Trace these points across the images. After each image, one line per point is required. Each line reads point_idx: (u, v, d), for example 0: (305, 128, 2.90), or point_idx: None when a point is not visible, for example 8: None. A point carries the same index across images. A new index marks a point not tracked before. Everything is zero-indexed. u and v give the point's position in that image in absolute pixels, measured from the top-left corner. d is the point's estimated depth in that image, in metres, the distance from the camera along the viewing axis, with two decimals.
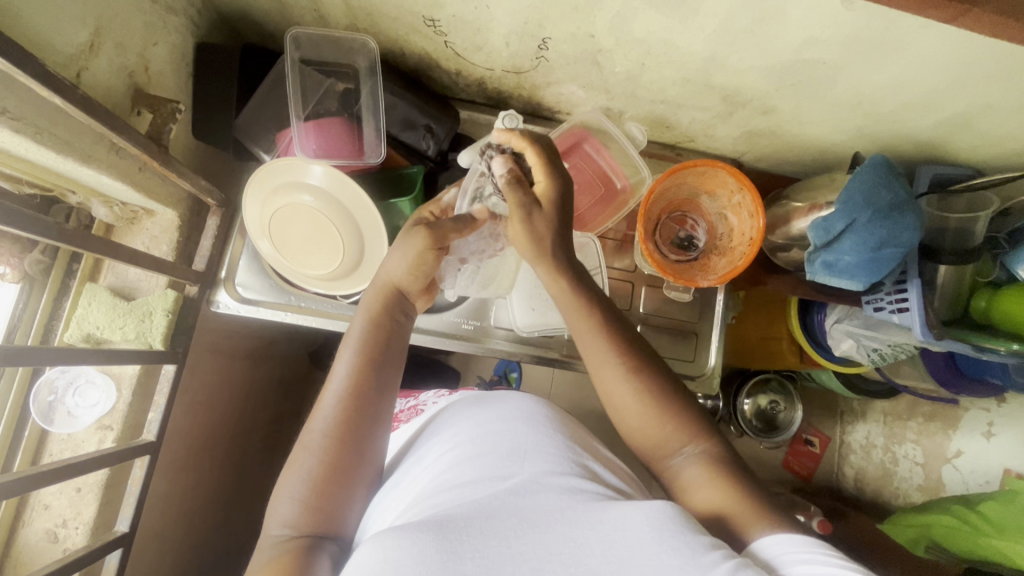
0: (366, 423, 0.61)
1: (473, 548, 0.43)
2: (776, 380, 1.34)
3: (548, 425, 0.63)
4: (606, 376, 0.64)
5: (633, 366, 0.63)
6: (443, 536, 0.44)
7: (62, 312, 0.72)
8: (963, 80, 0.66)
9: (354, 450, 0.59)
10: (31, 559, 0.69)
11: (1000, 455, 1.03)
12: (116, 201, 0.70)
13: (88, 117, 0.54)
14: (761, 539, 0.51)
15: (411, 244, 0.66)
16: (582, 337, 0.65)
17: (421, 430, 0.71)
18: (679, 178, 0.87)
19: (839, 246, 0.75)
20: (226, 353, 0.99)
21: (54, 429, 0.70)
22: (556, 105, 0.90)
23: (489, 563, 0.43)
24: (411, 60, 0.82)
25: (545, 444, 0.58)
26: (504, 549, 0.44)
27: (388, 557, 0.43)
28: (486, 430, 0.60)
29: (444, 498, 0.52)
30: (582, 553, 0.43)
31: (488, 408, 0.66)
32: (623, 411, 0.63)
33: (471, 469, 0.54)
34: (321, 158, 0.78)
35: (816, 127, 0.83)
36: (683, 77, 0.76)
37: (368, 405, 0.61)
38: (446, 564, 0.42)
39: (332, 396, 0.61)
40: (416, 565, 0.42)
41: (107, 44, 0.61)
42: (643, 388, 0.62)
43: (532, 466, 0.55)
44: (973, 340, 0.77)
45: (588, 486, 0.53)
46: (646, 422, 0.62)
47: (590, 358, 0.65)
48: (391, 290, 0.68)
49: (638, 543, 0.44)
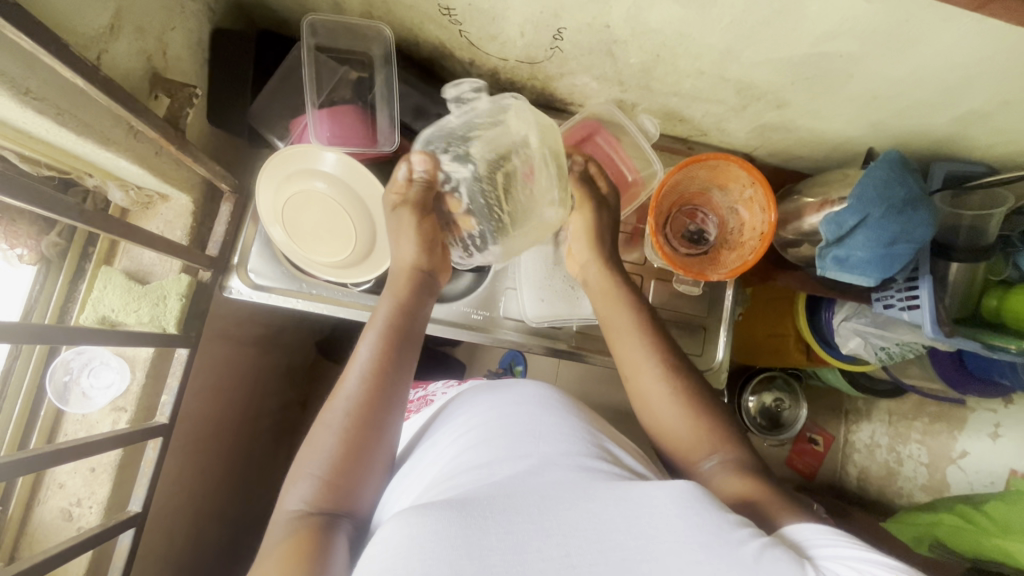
0: (387, 405, 0.62)
1: (497, 526, 0.44)
2: (782, 378, 1.34)
3: (562, 408, 0.63)
4: (644, 381, 0.68)
5: (670, 368, 0.68)
6: (467, 511, 0.44)
7: (78, 294, 0.72)
8: (984, 75, 0.66)
9: (375, 430, 0.60)
10: (46, 537, 0.70)
11: (1006, 457, 1.03)
12: (131, 184, 0.71)
13: (109, 99, 0.54)
14: (790, 526, 0.50)
15: (403, 218, 0.72)
16: (625, 341, 0.72)
17: (435, 417, 0.71)
18: (690, 172, 0.86)
19: (851, 242, 0.75)
20: (236, 340, 1.00)
21: (68, 410, 0.71)
22: (569, 96, 0.90)
23: (513, 538, 0.43)
24: (425, 49, 0.83)
25: (563, 427, 0.59)
26: (529, 526, 0.44)
27: (414, 534, 0.42)
28: (503, 415, 0.61)
29: (462, 479, 0.52)
30: (607, 529, 0.44)
31: (500, 392, 0.67)
32: (657, 415, 0.67)
33: (487, 451, 0.55)
34: (335, 145, 0.78)
35: (831, 122, 0.82)
36: (698, 69, 0.76)
37: (390, 388, 0.63)
38: (471, 540, 0.42)
39: (355, 376, 0.63)
40: (442, 540, 0.42)
41: (127, 27, 0.61)
42: (677, 395, 0.66)
43: (548, 446, 0.55)
44: (982, 339, 0.77)
45: (603, 467, 0.54)
46: (672, 421, 0.65)
47: (627, 358, 0.71)
48: (412, 272, 0.72)
49: (662, 519, 0.44)
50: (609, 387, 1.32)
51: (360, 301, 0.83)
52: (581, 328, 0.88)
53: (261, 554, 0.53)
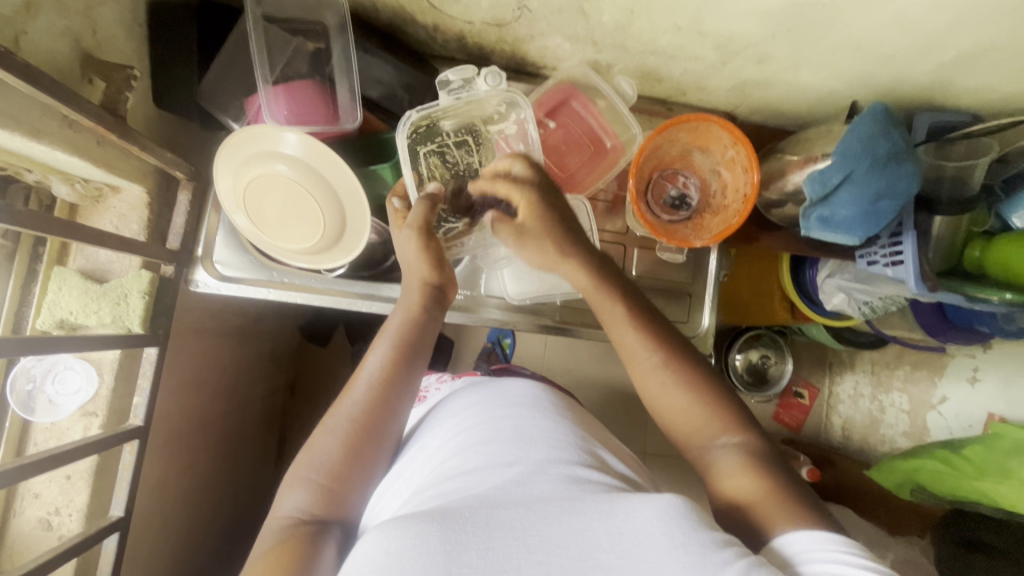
0: (391, 415, 0.62)
1: (478, 540, 0.43)
2: (767, 335, 1.35)
3: (553, 411, 0.62)
4: (641, 372, 0.66)
5: (668, 358, 0.65)
6: (447, 527, 0.43)
7: (32, 297, 0.69)
8: (971, 18, 0.63)
9: (376, 438, 0.60)
10: (26, 548, 0.68)
11: (984, 401, 1.06)
12: (76, 177, 0.66)
13: (32, 88, 0.49)
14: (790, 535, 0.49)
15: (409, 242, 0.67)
16: (615, 328, 0.68)
17: (426, 414, 0.72)
18: (671, 135, 0.83)
19: (836, 200, 0.73)
20: (212, 332, 0.96)
21: (35, 419, 0.68)
22: (541, 59, 0.86)
23: (495, 555, 0.42)
24: (385, 14, 0.77)
25: (552, 432, 0.58)
26: (511, 542, 0.43)
27: (393, 548, 0.42)
28: (495, 419, 0.60)
29: (448, 486, 0.52)
30: (588, 546, 0.42)
31: (491, 392, 0.66)
32: (657, 402, 0.65)
33: (475, 457, 0.54)
34: (294, 124, 0.73)
35: (813, 75, 0.79)
36: (674, 24, 0.72)
37: (397, 398, 0.62)
38: (450, 555, 0.41)
39: (362, 385, 0.62)
40: (419, 556, 0.41)
41: (46, 4, 0.55)
42: (679, 379, 0.63)
43: (537, 452, 0.54)
44: (964, 292, 0.77)
45: (594, 475, 0.52)
46: (677, 400, 0.63)
47: (625, 345, 0.67)
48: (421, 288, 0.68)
49: (647, 538, 0.43)
50: (596, 355, 1.32)
51: (334, 287, 0.80)
52: (565, 302, 0.87)
53: (249, 557, 0.53)
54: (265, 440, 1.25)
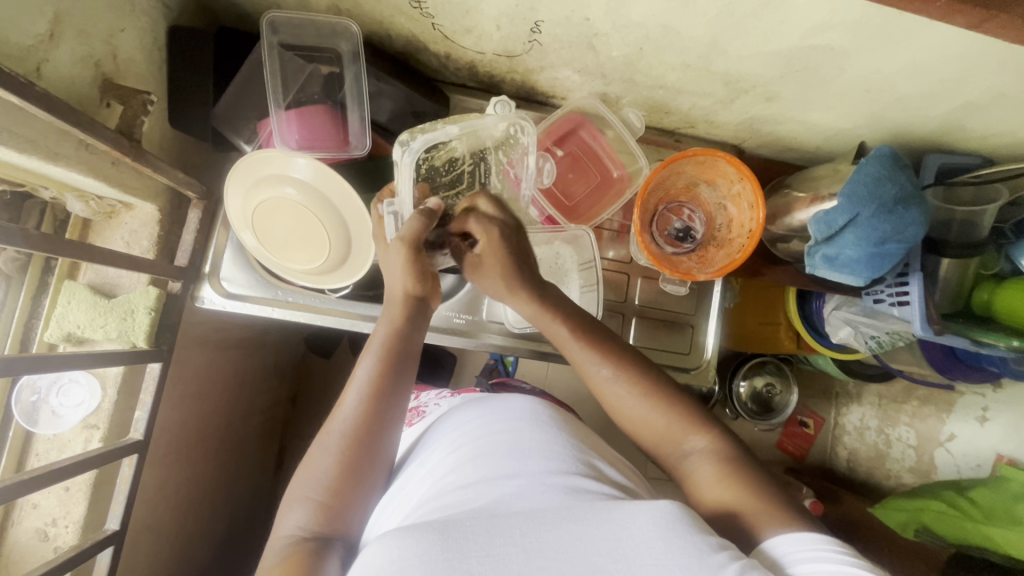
0: (382, 427, 0.62)
1: (478, 548, 0.43)
2: (773, 364, 1.33)
3: (551, 423, 0.62)
4: (597, 384, 0.66)
5: (619, 367, 0.65)
6: (447, 534, 0.44)
7: (42, 311, 0.70)
8: (980, 67, 0.63)
9: (370, 454, 0.61)
10: (22, 558, 0.69)
11: (992, 440, 1.04)
12: (90, 195, 0.68)
13: (50, 116, 0.51)
14: (774, 536, 0.49)
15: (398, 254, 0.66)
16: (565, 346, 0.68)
17: (424, 432, 0.72)
18: (677, 168, 0.83)
19: (840, 240, 0.73)
20: (217, 343, 0.97)
21: (38, 430, 0.70)
22: (551, 89, 0.87)
23: (495, 561, 0.42)
24: (398, 42, 0.78)
25: (552, 443, 0.58)
26: (511, 549, 0.43)
27: (395, 558, 0.42)
28: (491, 433, 0.60)
29: (446, 501, 0.52)
30: (587, 551, 0.42)
31: (488, 408, 0.66)
32: (622, 415, 0.65)
33: (473, 471, 0.54)
34: (305, 149, 0.75)
35: (821, 114, 0.79)
36: (683, 61, 0.72)
37: (385, 407, 0.62)
38: (451, 563, 0.42)
39: (352, 400, 0.62)
40: (419, 566, 0.41)
41: (69, 32, 0.57)
42: (636, 389, 0.64)
43: (536, 464, 0.54)
44: (971, 335, 0.76)
45: (592, 485, 0.53)
46: (641, 411, 0.64)
47: (577, 362, 0.67)
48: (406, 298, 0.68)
49: (644, 542, 0.43)
50: None
51: (338, 307, 0.80)
52: None
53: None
54: (265, 450, 1.26)
